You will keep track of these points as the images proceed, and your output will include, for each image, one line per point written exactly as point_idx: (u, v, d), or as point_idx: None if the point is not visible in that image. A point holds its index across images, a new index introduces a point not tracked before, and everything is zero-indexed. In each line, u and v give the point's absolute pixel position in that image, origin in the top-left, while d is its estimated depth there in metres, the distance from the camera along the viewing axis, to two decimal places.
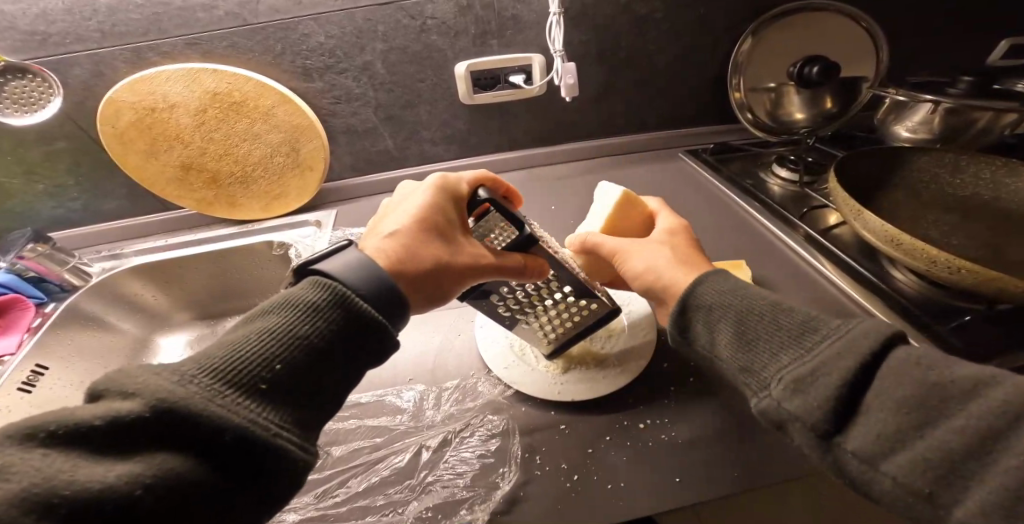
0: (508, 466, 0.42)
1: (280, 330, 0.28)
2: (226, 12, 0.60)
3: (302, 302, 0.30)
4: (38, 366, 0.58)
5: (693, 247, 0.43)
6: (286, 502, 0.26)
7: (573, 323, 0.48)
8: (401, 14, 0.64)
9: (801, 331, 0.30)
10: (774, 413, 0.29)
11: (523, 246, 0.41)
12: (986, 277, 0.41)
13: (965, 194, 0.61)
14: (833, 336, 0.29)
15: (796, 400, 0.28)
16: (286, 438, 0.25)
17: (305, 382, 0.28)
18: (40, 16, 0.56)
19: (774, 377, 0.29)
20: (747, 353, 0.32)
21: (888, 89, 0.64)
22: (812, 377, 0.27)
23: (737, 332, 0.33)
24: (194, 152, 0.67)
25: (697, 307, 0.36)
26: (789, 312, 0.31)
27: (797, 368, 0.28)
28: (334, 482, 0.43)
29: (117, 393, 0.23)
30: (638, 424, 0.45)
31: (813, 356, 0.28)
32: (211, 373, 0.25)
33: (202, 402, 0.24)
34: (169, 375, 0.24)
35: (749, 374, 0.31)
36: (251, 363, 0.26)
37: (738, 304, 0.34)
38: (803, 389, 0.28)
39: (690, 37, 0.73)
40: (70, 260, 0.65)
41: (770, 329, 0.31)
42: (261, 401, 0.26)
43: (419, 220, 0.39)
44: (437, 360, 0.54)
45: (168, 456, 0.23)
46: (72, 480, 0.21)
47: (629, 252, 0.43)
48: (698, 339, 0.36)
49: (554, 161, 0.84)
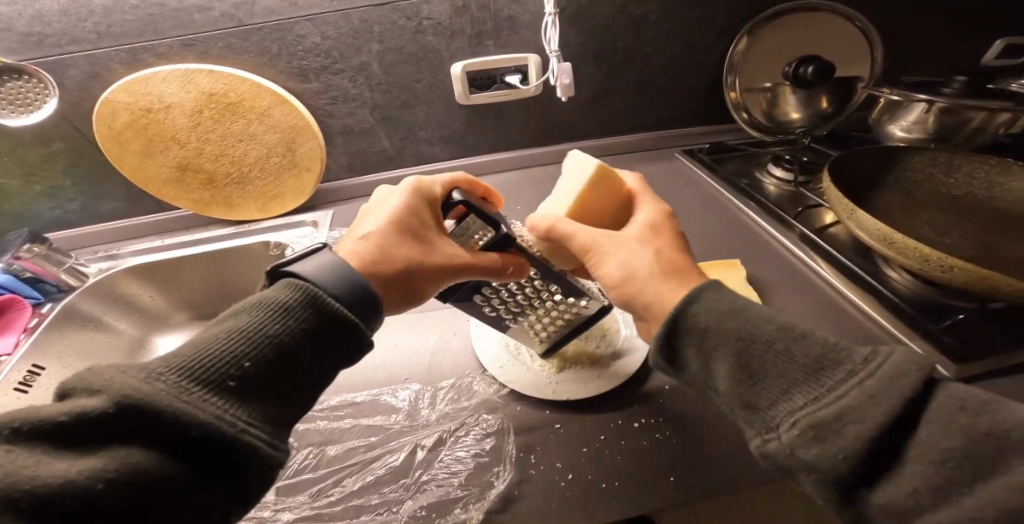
0: (503, 465, 0.42)
1: (251, 329, 0.28)
2: (222, 13, 0.60)
3: (273, 302, 0.30)
4: (34, 367, 0.58)
5: (674, 248, 0.42)
6: (252, 501, 0.26)
7: (565, 322, 0.48)
8: (397, 15, 0.64)
9: (818, 367, 0.28)
10: (783, 457, 0.28)
11: (500, 245, 0.40)
12: (978, 276, 0.41)
13: (959, 194, 0.61)
14: (860, 374, 0.27)
15: (807, 444, 0.27)
16: (255, 434, 0.25)
17: (273, 381, 0.28)
18: (35, 17, 0.56)
19: (785, 419, 0.28)
20: (753, 389, 0.30)
21: (882, 89, 0.64)
22: (838, 424, 0.26)
23: (740, 363, 0.31)
24: (190, 152, 0.67)
25: (692, 331, 0.34)
26: (804, 344, 0.29)
27: (815, 412, 0.27)
28: (328, 483, 0.43)
29: (83, 390, 0.23)
30: (633, 423, 0.45)
31: (835, 398, 0.27)
32: (179, 370, 0.25)
33: (168, 398, 0.24)
34: (136, 372, 0.24)
35: (755, 413, 0.30)
36: (219, 361, 0.27)
37: (744, 330, 0.31)
38: (824, 436, 0.26)
39: (686, 37, 0.73)
40: (67, 260, 0.65)
41: (784, 363, 0.29)
42: (229, 399, 0.26)
43: (393, 222, 0.40)
44: (432, 360, 0.54)
45: (132, 451, 0.23)
46: (33, 475, 0.21)
47: (604, 250, 0.41)
48: (691, 364, 0.35)
49: (550, 161, 0.84)
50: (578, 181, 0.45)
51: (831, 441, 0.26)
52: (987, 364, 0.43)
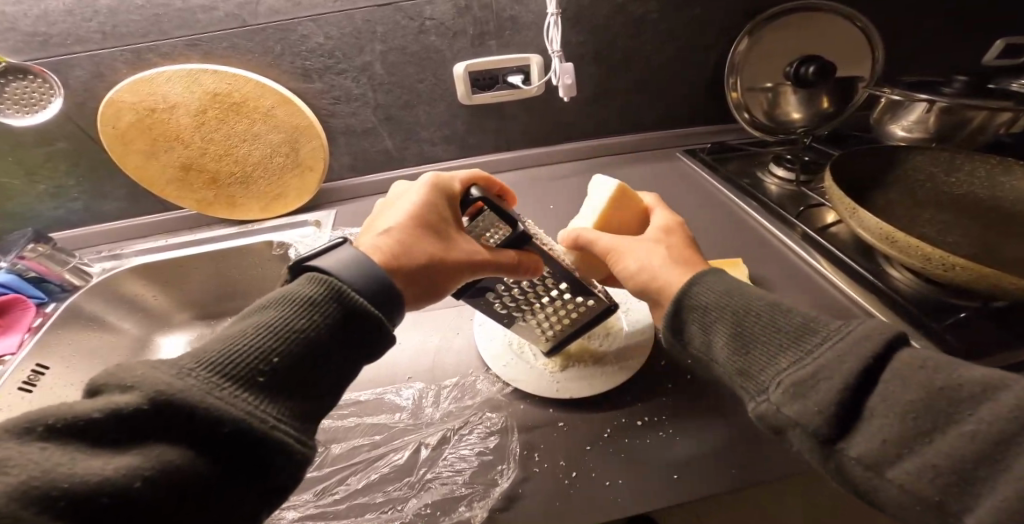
0: (507, 463, 0.43)
1: (277, 324, 0.28)
2: (226, 14, 0.60)
3: (298, 297, 0.30)
4: (38, 366, 0.59)
5: (689, 247, 0.43)
6: (282, 496, 0.26)
7: (571, 320, 0.48)
8: (399, 15, 0.64)
9: (800, 334, 0.30)
10: (773, 417, 0.29)
11: (516, 242, 0.41)
12: (981, 274, 0.41)
13: (960, 193, 0.61)
14: (833, 338, 0.28)
15: (790, 402, 0.27)
16: (285, 431, 0.26)
17: (300, 377, 0.28)
18: (40, 18, 0.56)
19: (772, 380, 0.29)
20: (744, 355, 0.31)
21: (883, 89, 0.64)
22: (812, 381, 0.27)
23: (735, 334, 0.32)
24: (194, 152, 0.68)
25: (693, 309, 0.35)
26: (790, 314, 0.31)
27: (796, 372, 0.28)
28: (333, 480, 0.43)
29: (116, 387, 0.24)
30: (637, 421, 0.45)
31: (813, 359, 0.28)
32: (209, 366, 0.25)
33: (201, 393, 0.24)
34: (168, 368, 0.24)
35: (745, 377, 0.31)
36: (249, 356, 0.27)
37: (738, 304, 0.33)
38: (804, 392, 0.27)
39: (687, 38, 0.74)
40: (71, 261, 0.66)
41: (769, 332, 0.31)
42: (259, 395, 0.26)
43: (414, 217, 0.40)
44: (436, 358, 0.54)
45: (165, 448, 0.23)
46: (71, 473, 0.21)
47: (624, 250, 0.43)
48: (693, 338, 0.36)
49: (553, 161, 0.84)
50: (602, 193, 0.48)
51: (809, 398, 0.27)
52: (992, 361, 0.43)
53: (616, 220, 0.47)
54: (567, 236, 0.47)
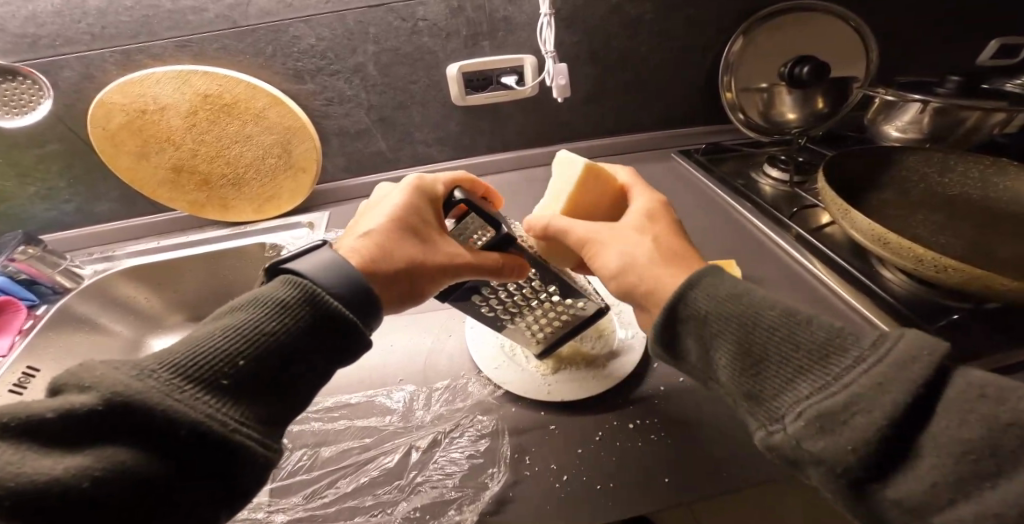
0: (497, 466, 0.42)
1: (246, 327, 0.28)
2: (216, 14, 0.60)
3: (271, 300, 0.30)
4: (29, 369, 0.58)
5: (669, 234, 0.43)
6: (242, 500, 0.26)
7: (563, 322, 0.48)
8: (392, 16, 0.64)
9: (824, 355, 0.28)
10: (789, 449, 0.28)
11: (501, 244, 0.40)
12: (974, 275, 0.41)
13: (955, 193, 0.61)
14: (867, 359, 0.27)
15: (813, 436, 0.27)
16: (247, 434, 0.25)
17: (267, 380, 0.28)
18: (29, 19, 0.56)
19: (790, 409, 0.28)
20: (754, 378, 0.31)
21: (877, 90, 0.64)
22: (845, 413, 0.26)
23: (740, 350, 0.31)
24: (185, 153, 0.67)
25: (689, 318, 0.35)
26: (810, 328, 0.30)
27: (821, 403, 0.27)
28: (322, 484, 0.43)
29: (75, 386, 0.23)
30: (628, 424, 0.45)
31: (841, 387, 0.27)
32: (172, 367, 0.25)
33: (160, 396, 0.24)
34: (128, 369, 0.24)
35: (756, 404, 0.30)
36: (214, 359, 0.26)
37: (744, 317, 0.32)
38: (832, 427, 0.26)
39: (681, 38, 0.74)
40: (62, 262, 0.65)
41: (785, 351, 0.30)
42: (221, 398, 0.26)
43: (395, 219, 0.40)
44: (428, 360, 0.54)
45: (119, 450, 0.22)
46: (18, 472, 0.20)
47: (604, 242, 0.42)
48: (692, 355, 0.36)
49: (548, 162, 0.84)
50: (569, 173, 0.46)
51: (838, 435, 0.26)
52: (986, 363, 0.43)
53: (586, 202, 0.46)
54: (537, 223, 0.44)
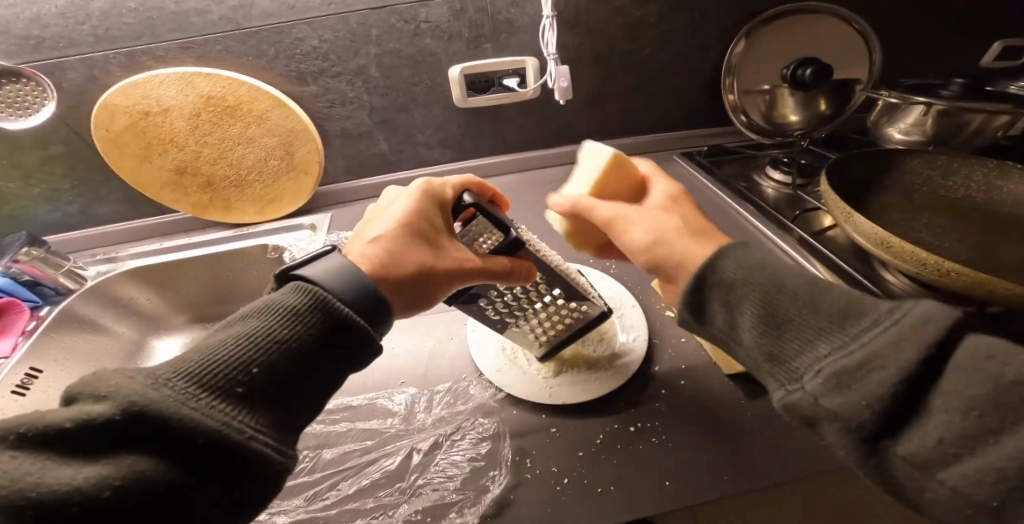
0: (499, 469, 0.42)
1: (259, 334, 0.28)
2: (220, 16, 0.60)
3: (281, 307, 0.30)
4: (32, 370, 0.58)
5: (697, 219, 0.41)
6: (259, 508, 0.26)
7: (566, 325, 0.49)
8: (394, 18, 0.64)
9: (842, 318, 0.28)
10: (807, 408, 0.28)
11: (511, 248, 0.40)
12: (976, 279, 0.40)
13: (959, 197, 0.61)
14: (884, 323, 0.27)
15: (830, 393, 0.27)
16: (263, 441, 0.26)
17: (281, 387, 0.28)
18: (33, 21, 0.56)
19: (808, 369, 0.28)
20: (777, 341, 0.30)
21: (881, 93, 0.63)
22: (860, 371, 0.26)
23: (767, 314, 0.31)
24: (188, 156, 0.67)
25: (717, 284, 0.33)
26: (830, 295, 0.29)
27: (838, 361, 0.27)
28: (324, 486, 0.43)
29: (89, 397, 0.23)
30: (630, 427, 0.45)
31: (859, 347, 0.27)
32: (187, 376, 0.25)
33: (176, 404, 0.24)
34: (144, 378, 0.24)
35: (778, 363, 0.30)
36: (228, 367, 0.27)
37: (770, 281, 0.31)
38: (848, 384, 0.26)
39: (683, 39, 0.73)
40: (66, 263, 0.65)
41: (808, 314, 0.29)
42: (237, 406, 0.26)
43: (404, 225, 0.40)
44: (429, 364, 0.54)
45: (138, 458, 0.23)
46: (40, 481, 0.21)
47: (629, 220, 0.40)
48: (716, 317, 0.34)
49: (549, 164, 0.84)
50: (597, 161, 0.45)
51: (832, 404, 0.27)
52: None
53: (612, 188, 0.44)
54: (561, 203, 0.44)
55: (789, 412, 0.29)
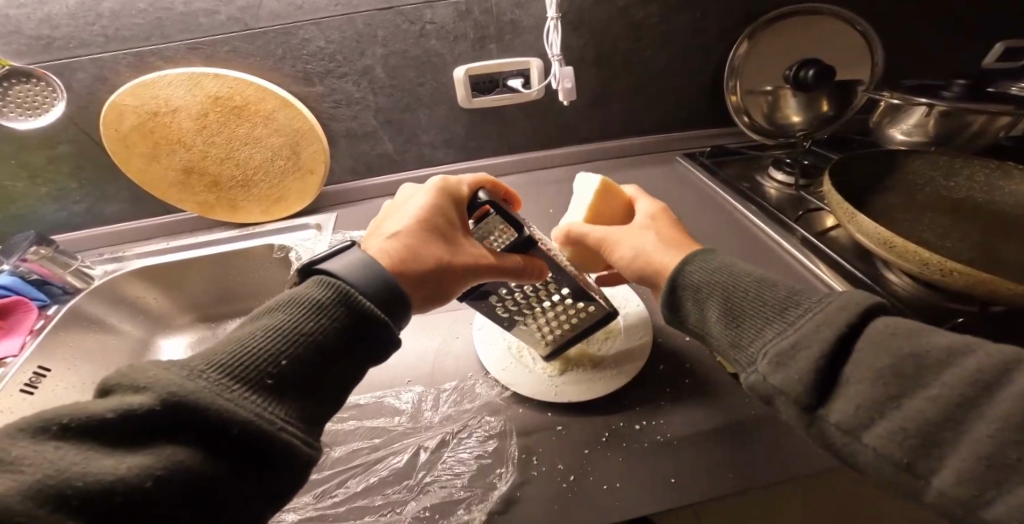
0: (506, 467, 0.43)
1: (286, 327, 0.29)
2: (228, 17, 0.61)
3: (307, 300, 0.30)
4: (39, 368, 0.59)
5: (677, 230, 0.45)
6: (287, 499, 0.26)
7: (572, 324, 0.49)
8: (400, 19, 0.65)
9: (784, 307, 0.31)
10: (761, 387, 0.30)
11: (523, 246, 0.41)
12: (976, 278, 0.41)
13: (961, 197, 0.62)
14: (815, 309, 0.30)
15: (776, 372, 0.29)
16: (292, 433, 0.26)
17: (307, 380, 0.28)
18: (44, 21, 0.57)
19: (758, 352, 0.30)
20: (734, 330, 0.33)
21: (882, 94, 0.63)
22: (793, 350, 0.29)
23: (724, 308, 0.34)
24: (195, 155, 0.68)
25: (686, 287, 0.37)
26: (774, 288, 0.32)
27: (778, 342, 0.29)
28: (332, 483, 0.43)
29: (129, 387, 0.24)
30: (635, 424, 0.45)
31: (794, 330, 0.29)
32: (220, 368, 0.26)
33: (213, 395, 0.24)
34: (180, 370, 0.25)
35: (738, 349, 0.32)
36: (259, 360, 0.27)
37: (723, 280, 0.35)
38: (788, 361, 0.28)
39: (687, 40, 0.74)
40: (73, 263, 0.66)
41: (757, 306, 0.32)
42: (267, 398, 0.26)
43: (421, 221, 0.40)
44: (435, 363, 0.54)
45: (178, 448, 0.23)
46: (86, 471, 0.21)
47: (616, 240, 0.44)
48: (691, 318, 0.37)
49: (552, 164, 0.84)
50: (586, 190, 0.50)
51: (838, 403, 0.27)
52: None
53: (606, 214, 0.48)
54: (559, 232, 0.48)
55: (753, 392, 0.31)
